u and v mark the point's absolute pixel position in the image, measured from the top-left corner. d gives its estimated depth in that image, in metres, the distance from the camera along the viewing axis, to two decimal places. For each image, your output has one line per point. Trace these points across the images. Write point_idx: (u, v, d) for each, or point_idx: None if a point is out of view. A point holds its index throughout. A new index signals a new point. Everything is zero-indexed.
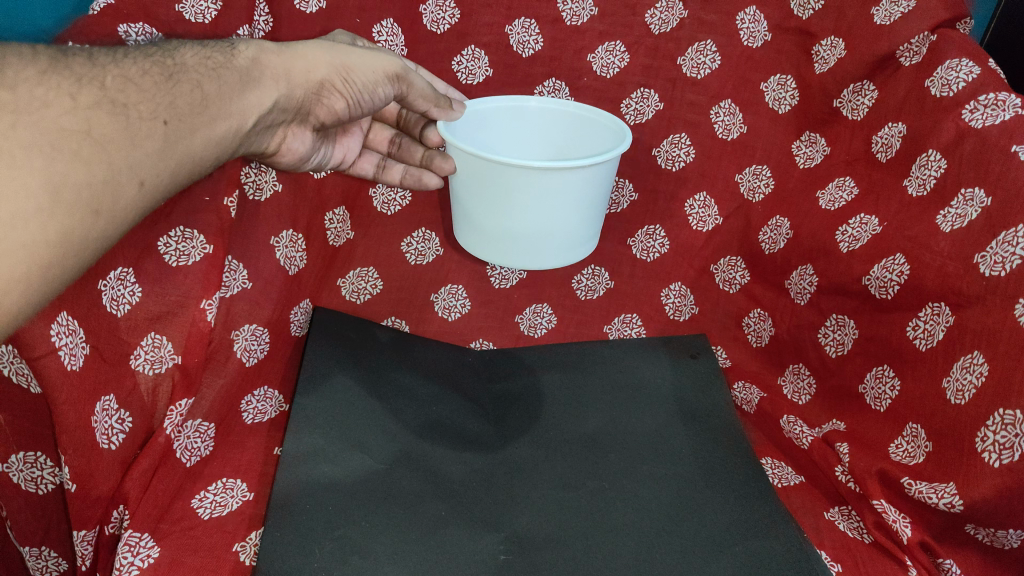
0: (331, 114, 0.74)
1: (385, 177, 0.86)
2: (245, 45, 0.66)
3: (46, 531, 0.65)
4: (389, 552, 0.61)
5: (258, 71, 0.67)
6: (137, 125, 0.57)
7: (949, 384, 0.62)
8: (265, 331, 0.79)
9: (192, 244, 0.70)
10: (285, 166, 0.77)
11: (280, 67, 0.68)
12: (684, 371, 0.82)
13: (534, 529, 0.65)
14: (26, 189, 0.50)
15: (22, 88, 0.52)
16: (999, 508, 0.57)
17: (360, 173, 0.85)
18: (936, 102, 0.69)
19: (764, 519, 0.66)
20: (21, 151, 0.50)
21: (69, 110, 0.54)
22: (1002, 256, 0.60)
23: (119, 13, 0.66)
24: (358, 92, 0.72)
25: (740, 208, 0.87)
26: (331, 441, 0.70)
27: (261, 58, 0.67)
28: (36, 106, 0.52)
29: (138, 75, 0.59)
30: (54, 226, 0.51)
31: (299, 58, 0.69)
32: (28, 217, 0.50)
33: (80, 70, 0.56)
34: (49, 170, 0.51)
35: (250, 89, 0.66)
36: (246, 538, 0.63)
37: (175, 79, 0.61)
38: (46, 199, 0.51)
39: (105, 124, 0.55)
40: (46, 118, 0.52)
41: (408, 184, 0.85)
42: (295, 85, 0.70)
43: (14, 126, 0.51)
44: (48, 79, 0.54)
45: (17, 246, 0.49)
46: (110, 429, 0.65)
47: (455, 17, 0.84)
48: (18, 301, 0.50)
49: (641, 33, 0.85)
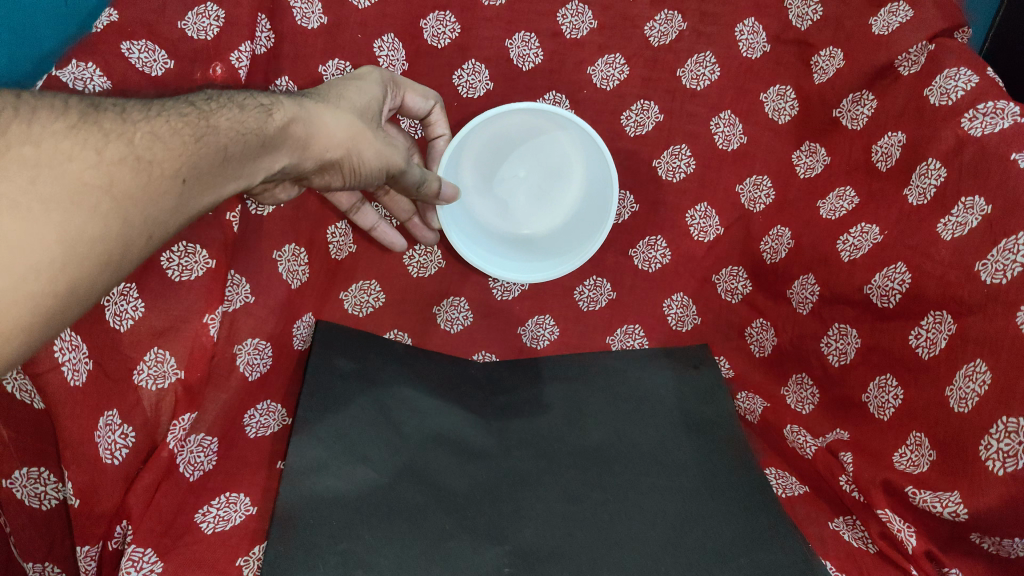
0: (325, 186, 0.69)
1: (357, 219, 0.83)
2: (281, 112, 0.59)
3: (50, 547, 0.65)
4: (394, 566, 0.62)
5: (282, 140, 0.59)
6: (156, 186, 0.49)
7: (952, 393, 0.62)
8: (268, 346, 0.78)
9: (194, 258, 0.71)
10: (265, 202, 0.75)
11: (302, 139, 0.61)
12: (688, 383, 0.81)
13: (538, 542, 0.65)
14: (41, 242, 0.42)
15: (48, 141, 0.45)
16: (1004, 517, 0.56)
17: (336, 202, 0.81)
18: (935, 111, 0.70)
19: (767, 530, 0.66)
20: (39, 206, 0.43)
21: (91, 165, 0.46)
22: (1003, 264, 0.60)
23: (122, 31, 0.68)
24: (360, 178, 0.68)
25: (741, 218, 0.87)
26: (335, 454, 0.70)
27: (290, 127, 0.59)
28: (57, 160, 0.44)
29: (167, 132, 0.51)
30: (64, 277, 0.44)
31: (321, 133, 0.62)
32: (39, 269, 0.42)
33: (109, 125, 0.49)
34: (64, 225, 0.43)
35: (268, 157, 0.58)
36: (250, 553, 0.65)
37: (205, 141, 0.52)
38: (60, 252, 0.43)
39: (127, 182, 0.47)
40: (68, 173, 0.44)
41: (375, 235, 0.85)
42: (308, 159, 0.63)
43: (33, 181, 0.43)
44: (76, 134, 0.46)
45: (26, 301, 0.42)
46: (113, 444, 0.65)
47: (455, 31, 0.85)
48: (22, 345, 0.43)
49: (640, 45, 0.86)
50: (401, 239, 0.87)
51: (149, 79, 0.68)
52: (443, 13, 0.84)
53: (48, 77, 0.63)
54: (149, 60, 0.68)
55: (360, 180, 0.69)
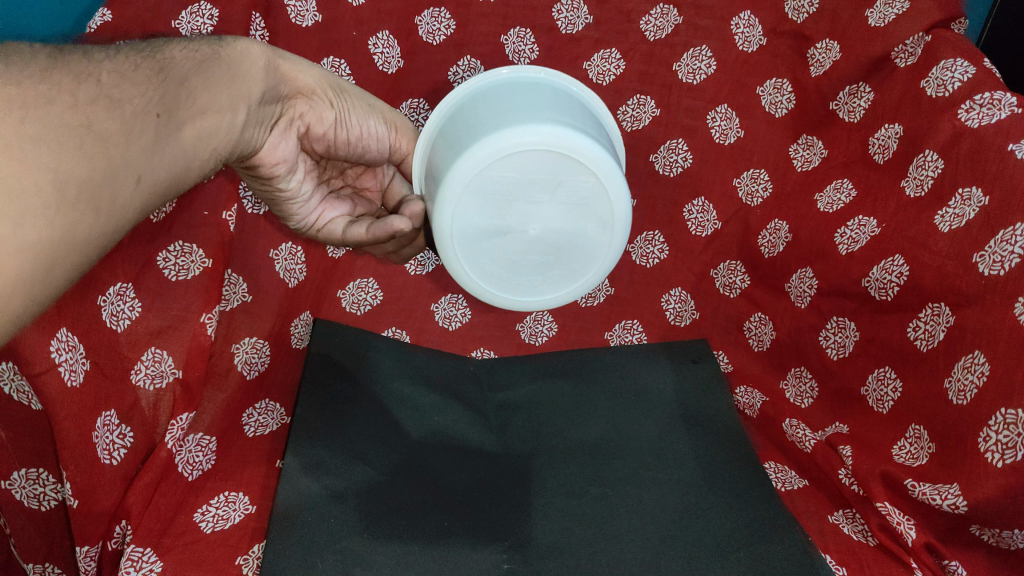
0: (318, 124, 0.72)
1: (355, 233, 0.75)
2: (233, 40, 0.63)
3: (50, 547, 0.65)
4: (393, 562, 0.62)
5: (245, 65, 0.63)
6: (133, 119, 0.51)
7: (950, 384, 0.62)
8: (266, 344, 0.80)
9: (191, 258, 0.72)
10: (257, 171, 0.71)
11: (269, 64, 0.66)
12: (685, 376, 0.81)
13: (537, 538, 0.65)
14: (36, 187, 0.44)
15: (27, 83, 0.47)
16: (1003, 508, 0.57)
17: (334, 230, 0.77)
18: (932, 101, 0.69)
19: (765, 522, 0.66)
20: (29, 147, 0.45)
21: (70, 106, 0.48)
22: (1001, 255, 0.60)
23: (116, 30, 0.68)
24: (348, 110, 0.72)
25: (739, 212, 0.87)
26: (333, 453, 0.70)
27: (249, 52, 0.64)
28: (38, 101, 0.46)
29: (130, 69, 0.54)
30: (59, 225, 0.46)
31: (292, 63, 0.69)
32: (34, 215, 0.44)
33: (77, 66, 0.51)
34: (53, 167, 0.46)
35: (241, 83, 0.62)
36: (249, 552, 0.63)
37: (170, 72, 0.56)
38: (52, 197, 0.45)
39: (106, 120, 0.50)
40: (51, 114, 0.47)
41: (373, 232, 0.70)
42: (284, 83, 0.68)
43: (23, 121, 0.45)
44: (50, 76, 0.48)
45: (20, 249, 0.44)
46: (111, 444, 0.66)
47: (451, 28, 0.84)
48: (21, 305, 0.46)
49: (635, 40, 0.86)
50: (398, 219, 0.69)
51: None
52: (438, 10, 0.83)
53: None
54: None
55: (348, 115, 0.72)
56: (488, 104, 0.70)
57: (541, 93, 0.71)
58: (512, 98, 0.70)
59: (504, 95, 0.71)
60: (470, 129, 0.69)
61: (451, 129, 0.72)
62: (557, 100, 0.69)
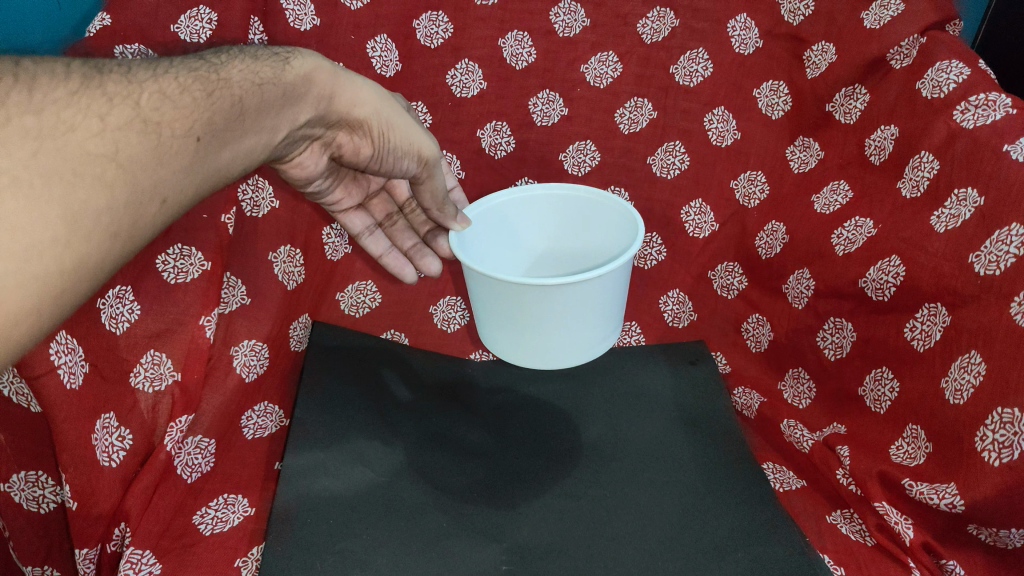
0: (353, 152, 0.72)
1: (366, 244, 0.84)
2: (299, 61, 0.63)
3: (48, 551, 0.65)
4: (389, 564, 0.61)
5: (302, 89, 0.63)
6: (166, 144, 0.52)
7: (947, 384, 0.62)
8: (264, 347, 0.80)
9: (190, 260, 0.73)
10: (285, 174, 0.74)
11: (326, 90, 0.65)
12: (684, 377, 0.82)
13: (533, 539, 0.64)
14: (42, 219, 0.44)
15: (49, 112, 0.47)
16: (1000, 507, 0.57)
17: (348, 226, 0.83)
18: (927, 103, 0.69)
19: (763, 524, 0.65)
20: (40, 181, 0.45)
21: (96, 133, 0.48)
22: (996, 255, 0.60)
23: (115, 35, 0.69)
24: (388, 150, 0.70)
25: (736, 214, 0.88)
26: (332, 455, 0.71)
27: (311, 76, 0.64)
28: (61, 130, 0.47)
29: (175, 92, 0.54)
30: (70, 254, 0.45)
31: (349, 89, 0.67)
32: (41, 248, 0.44)
33: (114, 88, 0.51)
34: (66, 199, 0.46)
35: (290, 108, 0.63)
36: (247, 554, 0.63)
37: (217, 96, 0.57)
38: (62, 228, 0.45)
39: (134, 145, 0.50)
40: (70, 143, 0.47)
41: (385, 263, 0.84)
42: (334, 111, 0.67)
43: (36, 154, 0.45)
44: (78, 101, 0.49)
45: (30, 280, 0.44)
46: (110, 447, 0.66)
47: (448, 31, 0.85)
48: (25, 332, 0.45)
49: (632, 42, 0.86)
50: (410, 268, 0.85)
51: None
52: (435, 14, 0.84)
53: None
54: None
55: (386, 153, 0.71)
56: (551, 324, 0.69)
57: (601, 294, 0.69)
58: (578, 313, 0.69)
59: (569, 306, 0.68)
60: (531, 337, 0.72)
61: (507, 319, 0.71)
62: (605, 309, 0.71)
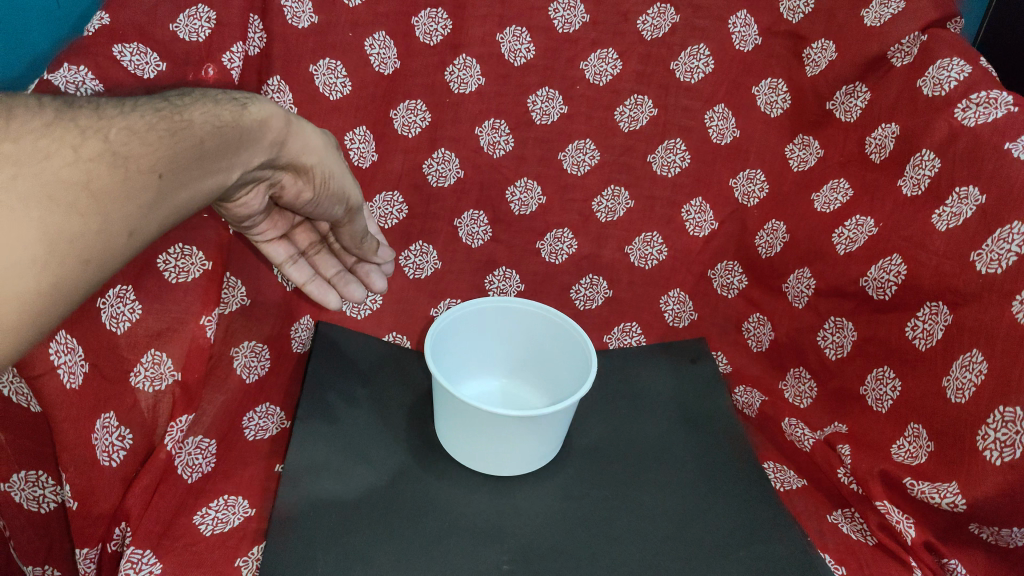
0: (293, 194, 0.68)
1: (288, 272, 0.78)
2: (256, 106, 0.60)
3: (48, 550, 0.65)
4: (393, 564, 0.61)
5: (262, 132, 0.59)
6: (135, 179, 0.49)
7: (948, 383, 0.62)
8: (265, 348, 0.81)
9: (191, 260, 0.73)
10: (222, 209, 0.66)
11: (281, 137, 0.62)
12: (685, 376, 0.83)
13: (536, 541, 0.64)
14: (23, 241, 0.42)
15: (25, 140, 0.44)
16: (1002, 506, 0.57)
17: (270, 257, 0.77)
18: (928, 101, 0.69)
19: (765, 522, 0.66)
20: (18, 204, 0.42)
21: (69, 162, 0.45)
22: (998, 253, 0.60)
23: (115, 33, 0.68)
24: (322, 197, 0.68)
25: (736, 212, 0.88)
26: (333, 456, 0.71)
27: (270, 121, 0.60)
28: (37, 157, 0.44)
29: (143, 129, 0.51)
30: (49, 276, 0.43)
31: (301, 134, 0.64)
32: (19, 270, 0.42)
33: (85, 122, 0.48)
34: (44, 221, 0.43)
35: (247, 150, 0.58)
36: (248, 554, 0.63)
37: (182, 135, 0.53)
38: (41, 250, 0.43)
39: (103, 178, 0.47)
40: (46, 170, 0.44)
41: (308, 293, 0.80)
42: (285, 157, 0.63)
43: (14, 178, 0.42)
44: (53, 132, 0.46)
45: (13, 301, 0.42)
46: (111, 446, 0.66)
47: (447, 27, 0.84)
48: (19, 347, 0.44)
49: (633, 40, 0.85)
50: (335, 296, 0.82)
51: (141, 82, 0.69)
52: (435, 10, 0.83)
53: (41, 82, 0.64)
54: (141, 62, 0.69)
55: (319, 199, 0.68)
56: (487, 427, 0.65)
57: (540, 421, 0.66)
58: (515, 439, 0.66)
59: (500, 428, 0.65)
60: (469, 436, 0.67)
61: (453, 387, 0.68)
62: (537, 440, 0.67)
